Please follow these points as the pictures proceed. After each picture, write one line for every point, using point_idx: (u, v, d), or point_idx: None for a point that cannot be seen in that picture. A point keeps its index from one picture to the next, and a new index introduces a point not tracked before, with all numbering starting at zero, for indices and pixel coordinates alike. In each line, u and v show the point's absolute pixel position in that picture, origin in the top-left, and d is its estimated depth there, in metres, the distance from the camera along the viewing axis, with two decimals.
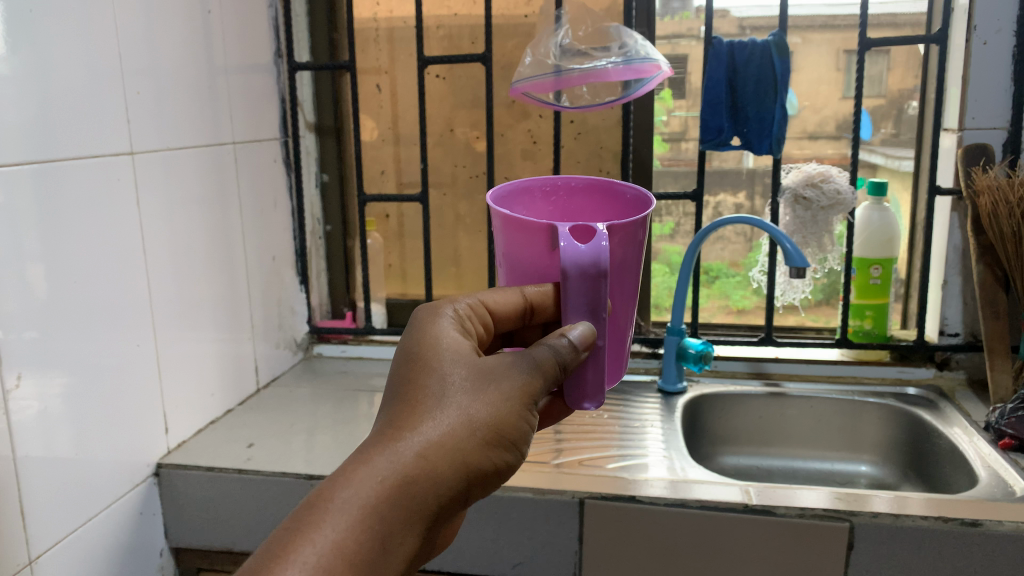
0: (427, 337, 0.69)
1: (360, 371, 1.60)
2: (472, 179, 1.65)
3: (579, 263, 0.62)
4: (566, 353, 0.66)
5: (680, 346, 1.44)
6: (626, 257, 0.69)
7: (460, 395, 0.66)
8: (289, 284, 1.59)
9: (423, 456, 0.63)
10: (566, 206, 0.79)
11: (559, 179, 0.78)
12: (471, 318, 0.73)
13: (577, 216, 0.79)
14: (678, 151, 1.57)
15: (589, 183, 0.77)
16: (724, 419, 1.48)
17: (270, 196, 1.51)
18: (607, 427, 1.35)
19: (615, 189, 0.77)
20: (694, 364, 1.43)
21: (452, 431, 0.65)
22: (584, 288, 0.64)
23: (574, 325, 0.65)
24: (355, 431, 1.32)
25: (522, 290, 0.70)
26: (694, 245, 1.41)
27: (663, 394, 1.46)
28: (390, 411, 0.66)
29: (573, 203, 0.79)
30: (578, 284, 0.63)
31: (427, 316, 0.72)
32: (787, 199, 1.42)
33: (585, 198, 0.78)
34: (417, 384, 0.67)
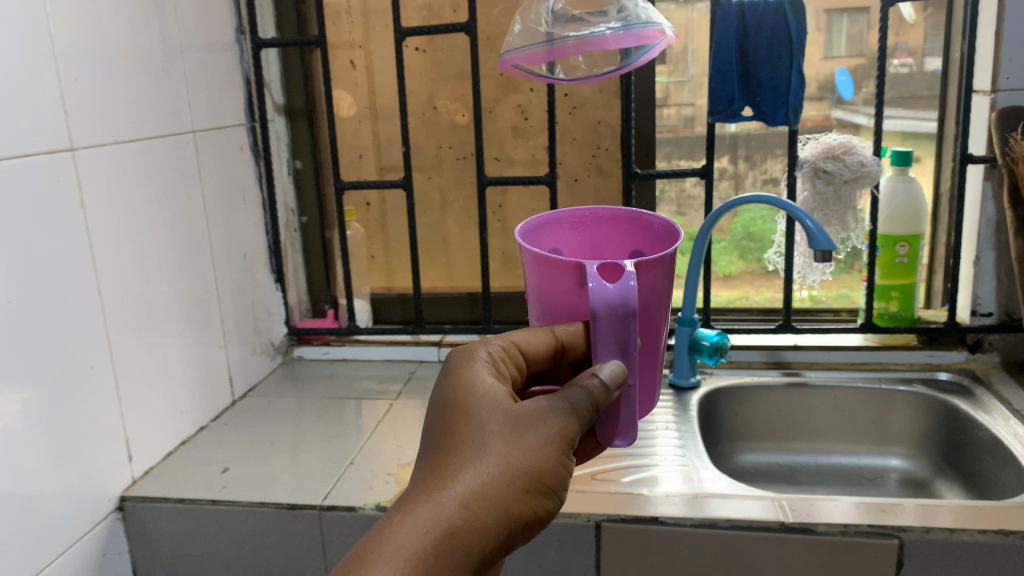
0: (466, 382, 0.74)
1: (345, 375, 1.47)
2: (459, 161, 1.52)
3: (609, 302, 0.67)
4: (598, 393, 0.70)
5: (693, 338, 1.32)
6: (655, 290, 0.73)
7: (499, 442, 0.70)
8: (264, 283, 1.45)
9: (466, 502, 0.67)
10: (593, 238, 0.91)
11: (587, 212, 0.91)
12: (505, 360, 0.79)
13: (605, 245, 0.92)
14: (660, 119, 1.45)
15: (614, 215, 0.91)
16: (743, 414, 1.37)
17: (237, 188, 1.37)
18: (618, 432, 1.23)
19: (640, 221, 0.89)
20: (709, 357, 1.30)
21: (493, 477, 0.69)
22: (615, 326, 0.68)
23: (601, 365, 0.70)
24: (343, 445, 1.19)
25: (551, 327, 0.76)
26: (707, 227, 1.29)
27: (675, 389, 1.35)
28: (434, 456, 0.71)
29: (602, 231, 0.92)
30: (608, 322, 0.68)
31: (465, 359, 0.77)
32: (806, 173, 1.29)
33: (611, 227, 0.91)
34: (458, 431, 0.71)
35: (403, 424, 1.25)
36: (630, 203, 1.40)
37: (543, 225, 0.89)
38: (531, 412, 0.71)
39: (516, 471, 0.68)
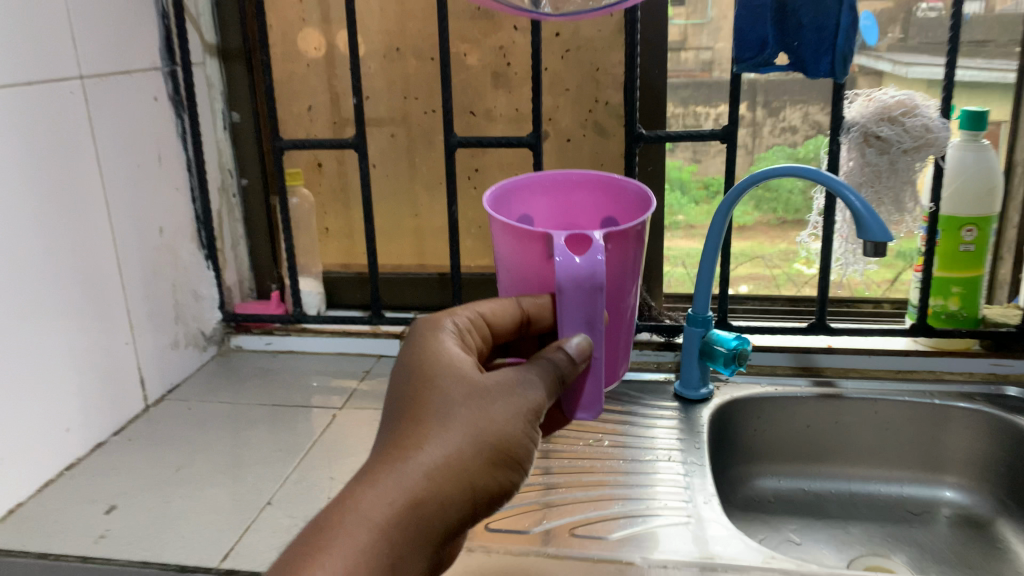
0: (430, 354, 0.75)
1: (290, 372, 1.24)
2: (427, 116, 1.25)
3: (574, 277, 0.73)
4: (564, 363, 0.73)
5: (705, 342, 1.08)
6: (621, 270, 0.78)
7: (465, 413, 0.71)
8: (189, 261, 1.21)
9: (431, 472, 0.67)
10: (566, 200, 0.86)
11: (558, 176, 0.84)
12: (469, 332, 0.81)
13: (577, 212, 0.86)
14: (678, 62, 1.20)
15: (586, 177, 0.84)
16: (764, 431, 1.14)
17: (149, 146, 1.12)
18: (610, 458, 0.98)
19: (615, 185, 0.83)
20: (725, 367, 1.06)
21: (458, 447, 0.69)
22: (579, 298, 0.74)
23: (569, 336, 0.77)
24: (266, 471, 0.96)
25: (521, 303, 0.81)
26: (728, 206, 1.03)
27: (682, 401, 1.11)
28: (399, 425, 0.71)
29: (574, 196, 0.86)
30: (574, 295, 0.74)
31: (429, 331, 0.79)
32: (854, 138, 1.02)
33: (584, 190, 0.85)
34: (423, 401, 0.72)
35: (346, 443, 1.02)
36: (634, 171, 1.13)
37: (513, 192, 0.84)
38: (498, 386, 0.73)
39: (481, 440, 0.69)
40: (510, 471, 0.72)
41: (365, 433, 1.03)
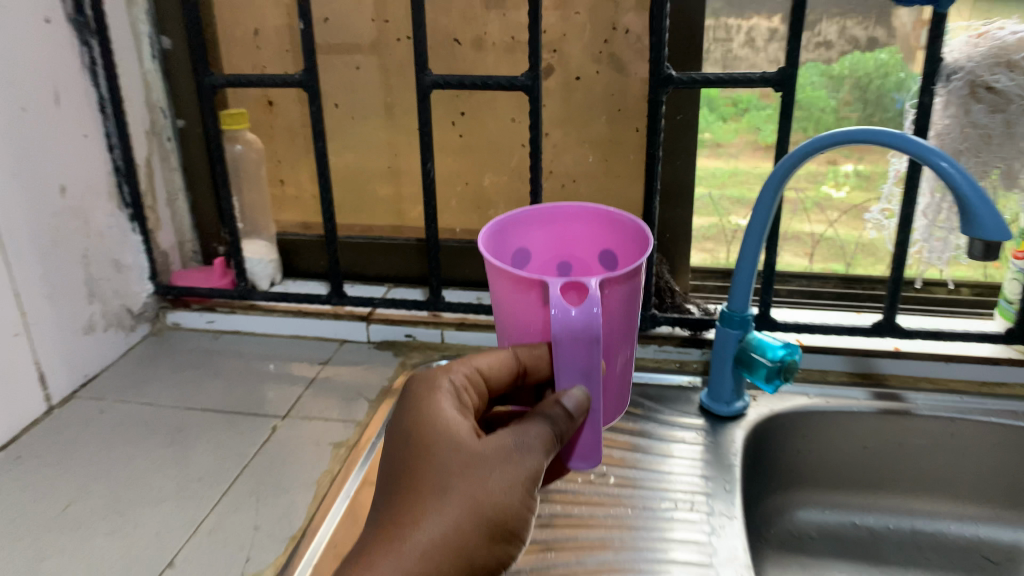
0: (427, 414, 0.66)
1: (233, 359, 1.03)
2: (401, 44, 0.99)
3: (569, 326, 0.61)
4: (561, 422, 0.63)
5: (740, 346, 0.86)
6: (617, 314, 0.65)
7: (463, 484, 0.62)
8: (105, 225, 0.98)
9: (426, 554, 0.59)
10: (563, 234, 0.68)
11: (554, 207, 0.67)
12: (469, 389, 0.70)
13: (577, 244, 0.69)
14: None
15: (587, 210, 0.67)
16: (808, 452, 0.93)
17: (41, 83, 0.87)
18: (616, 502, 0.77)
19: (615, 218, 0.66)
20: (766, 382, 0.83)
21: (457, 525, 0.60)
22: (573, 351, 0.62)
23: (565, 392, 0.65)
24: (176, 508, 0.76)
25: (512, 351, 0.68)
26: (767, 211, 0.79)
27: (710, 417, 0.90)
28: (392, 498, 0.62)
29: (569, 231, 0.68)
30: (570, 347, 0.62)
31: (426, 389, 0.69)
32: (958, 90, 0.76)
33: (584, 224, 0.67)
34: (419, 470, 0.63)
35: (284, 468, 0.81)
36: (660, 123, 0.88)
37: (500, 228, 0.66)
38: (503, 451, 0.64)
39: (480, 516, 0.60)
40: (508, 547, 0.63)
41: (307, 457, 0.83)
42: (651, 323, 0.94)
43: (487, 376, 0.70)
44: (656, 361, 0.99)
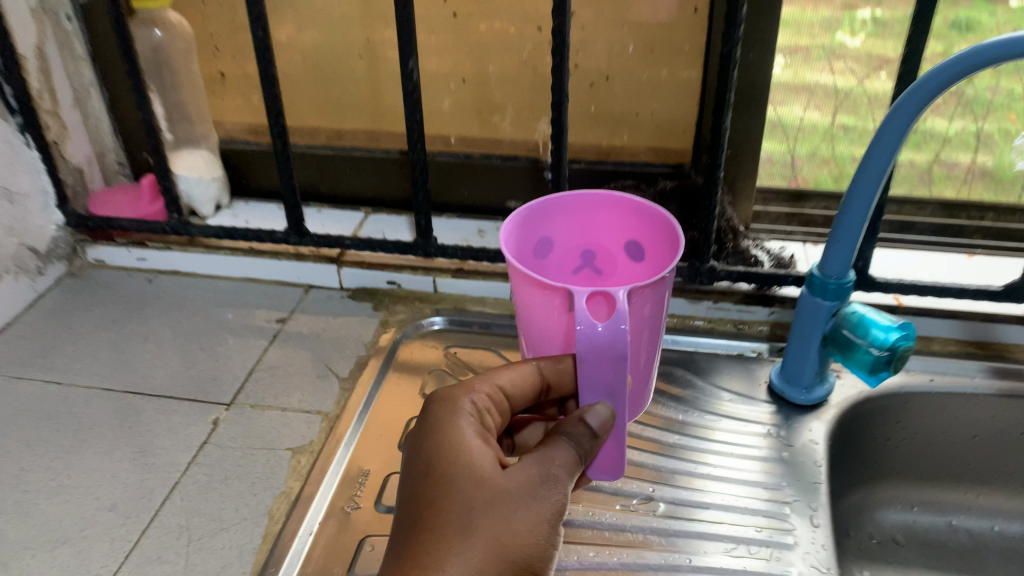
0: (436, 442, 0.45)
1: (170, 308, 0.81)
2: None
3: (593, 343, 0.44)
4: (588, 445, 0.46)
5: (832, 322, 0.64)
6: (648, 324, 0.48)
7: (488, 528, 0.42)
8: None
9: None
10: (583, 224, 0.53)
11: (574, 194, 0.51)
12: (491, 411, 0.48)
13: (599, 235, 0.53)
14: None
15: (613, 198, 0.51)
16: (900, 441, 0.73)
17: None
18: (670, 541, 0.58)
19: (645, 208, 0.50)
20: (872, 372, 0.62)
21: None
22: (598, 368, 0.45)
23: (588, 406, 0.46)
24: (78, 558, 0.56)
25: (534, 364, 0.48)
26: (888, 158, 0.56)
27: (781, 405, 0.70)
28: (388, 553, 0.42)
29: (594, 221, 0.52)
30: (592, 363, 0.45)
31: (436, 413, 0.47)
32: None
33: (608, 213, 0.52)
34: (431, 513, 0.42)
35: (225, 490, 0.61)
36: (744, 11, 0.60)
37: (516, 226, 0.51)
38: (532, 479, 0.44)
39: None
40: None
41: (257, 470, 0.63)
42: (709, 278, 0.72)
43: (510, 394, 0.48)
44: (707, 318, 0.77)
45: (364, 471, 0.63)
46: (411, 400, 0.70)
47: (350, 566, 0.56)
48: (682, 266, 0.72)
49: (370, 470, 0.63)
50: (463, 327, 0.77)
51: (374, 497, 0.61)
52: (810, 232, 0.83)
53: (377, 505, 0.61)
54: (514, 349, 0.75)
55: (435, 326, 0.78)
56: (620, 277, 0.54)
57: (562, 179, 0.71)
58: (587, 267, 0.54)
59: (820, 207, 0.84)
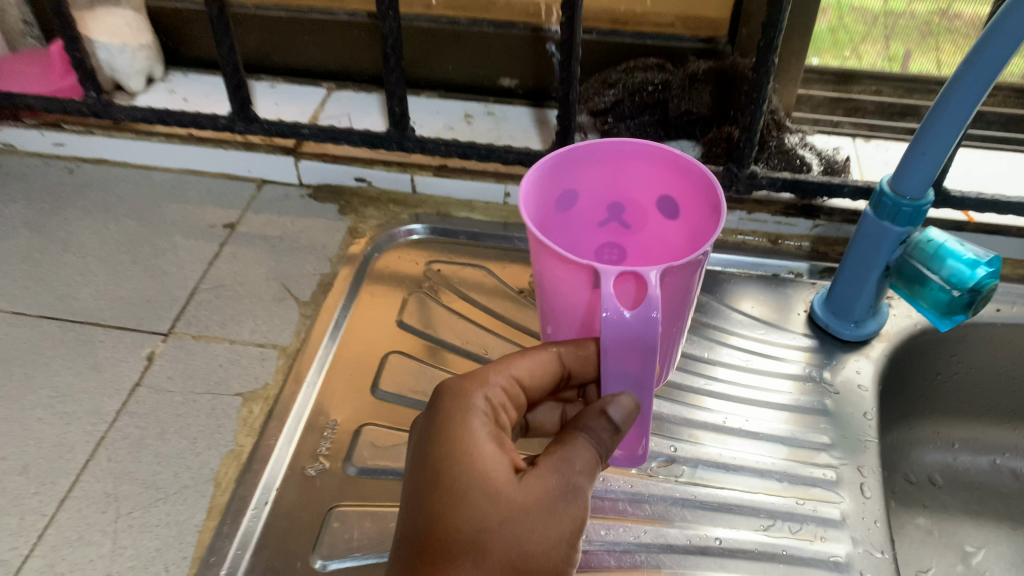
0: (439, 446, 0.35)
1: (93, 206, 0.68)
2: None
3: (619, 330, 0.32)
4: (604, 442, 0.35)
5: (899, 251, 0.53)
6: (686, 298, 0.37)
7: (501, 556, 0.33)
8: None
9: None
10: (610, 177, 0.40)
11: (599, 146, 0.38)
12: (507, 409, 0.37)
13: (628, 187, 0.41)
14: None
15: (647, 150, 0.39)
16: (952, 375, 0.64)
17: None
18: (695, 514, 0.49)
19: (685, 166, 0.38)
20: (944, 311, 0.51)
21: None
22: (625, 357, 0.33)
23: (610, 396, 0.35)
24: None
25: (556, 348, 0.37)
26: (1008, 51, 0.42)
27: (824, 339, 0.59)
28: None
29: (626, 172, 0.40)
30: (618, 352, 0.33)
31: (440, 410, 0.36)
32: None
33: (640, 166, 0.39)
34: (437, 534, 0.33)
35: (162, 448, 0.51)
36: None
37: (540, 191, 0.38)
38: (554, 494, 0.34)
39: None
40: None
41: (199, 423, 0.52)
42: (748, 186, 0.59)
43: (529, 386, 0.38)
44: (739, 228, 0.65)
45: (331, 422, 0.53)
46: (386, 330, 0.59)
47: (313, 546, 0.47)
48: (716, 170, 0.60)
49: (337, 421, 0.53)
50: (448, 237, 0.66)
51: (342, 457, 0.51)
52: (859, 123, 0.71)
53: (345, 467, 0.51)
54: (508, 265, 0.64)
55: (415, 235, 0.66)
56: (653, 233, 0.43)
57: (574, 91, 0.57)
58: (614, 222, 0.43)
59: (869, 92, 0.72)
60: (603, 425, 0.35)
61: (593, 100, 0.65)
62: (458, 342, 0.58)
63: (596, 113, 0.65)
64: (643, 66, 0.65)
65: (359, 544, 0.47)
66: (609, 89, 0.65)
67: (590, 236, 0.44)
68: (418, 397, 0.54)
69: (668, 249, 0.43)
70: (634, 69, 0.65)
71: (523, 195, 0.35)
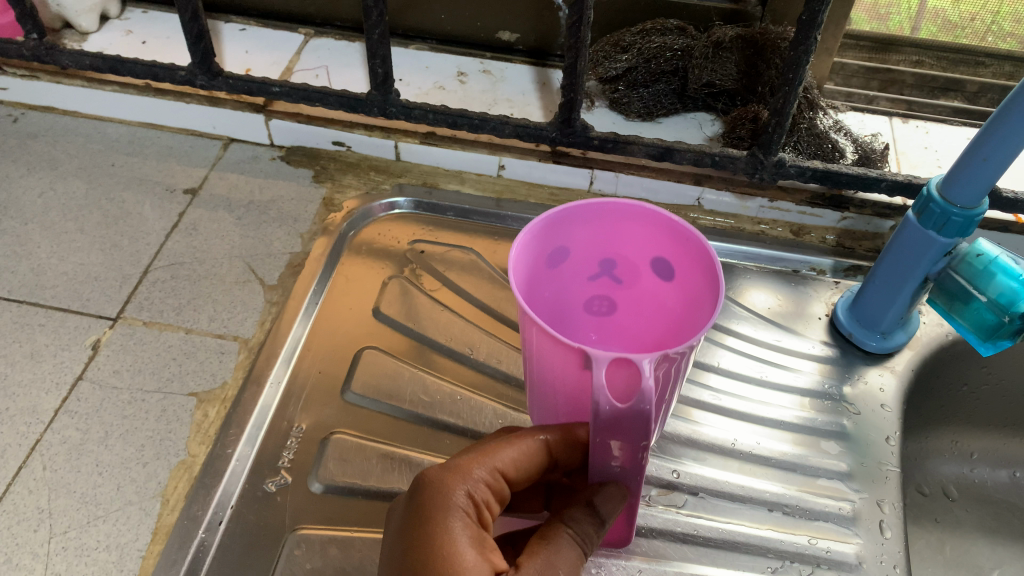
0: (413, 555, 0.29)
1: (38, 162, 0.60)
2: None
3: (607, 426, 0.27)
4: (590, 539, 0.30)
5: (942, 262, 0.46)
6: (676, 378, 0.32)
7: None
8: None
9: None
10: (603, 235, 0.37)
11: (589, 205, 0.35)
12: (490, 506, 0.32)
13: (623, 247, 0.37)
14: None
15: (640, 211, 0.35)
16: (985, 386, 0.58)
17: None
18: (699, 550, 0.44)
19: (682, 232, 0.34)
20: (988, 333, 0.45)
21: None
22: (613, 450, 0.29)
23: (596, 486, 0.31)
24: None
25: (543, 436, 0.33)
26: None
27: (847, 351, 0.54)
28: None
29: (620, 231, 0.36)
30: (605, 444, 0.29)
31: (414, 511, 0.30)
32: None
33: (634, 227, 0.36)
34: None
35: (104, 456, 0.45)
36: None
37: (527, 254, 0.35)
38: None
39: None
40: None
41: (147, 425, 0.47)
42: (773, 176, 0.52)
43: (515, 478, 0.33)
44: (754, 219, 0.60)
45: (295, 429, 0.47)
46: (360, 321, 0.52)
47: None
48: (739, 155, 0.53)
49: (302, 427, 0.47)
50: (434, 213, 0.59)
51: (307, 470, 0.45)
52: (896, 99, 0.64)
53: (310, 483, 0.44)
54: (500, 246, 0.57)
55: (397, 209, 0.59)
56: (647, 291, 0.39)
57: (582, 64, 0.48)
58: (606, 277, 0.39)
59: (909, 62, 0.66)
60: (588, 518, 0.31)
61: (603, 65, 0.59)
62: (440, 339, 0.52)
63: (605, 80, 0.59)
64: (662, 29, 0.58)
65: None
66: (621, 53, 0.58)
67: (579, 290, 0.39)
68: (394, 402, 0.48)
69: (663, 313, 0.39)
70: (651, 32, 0.58)
71: (511, 262, 0.32)
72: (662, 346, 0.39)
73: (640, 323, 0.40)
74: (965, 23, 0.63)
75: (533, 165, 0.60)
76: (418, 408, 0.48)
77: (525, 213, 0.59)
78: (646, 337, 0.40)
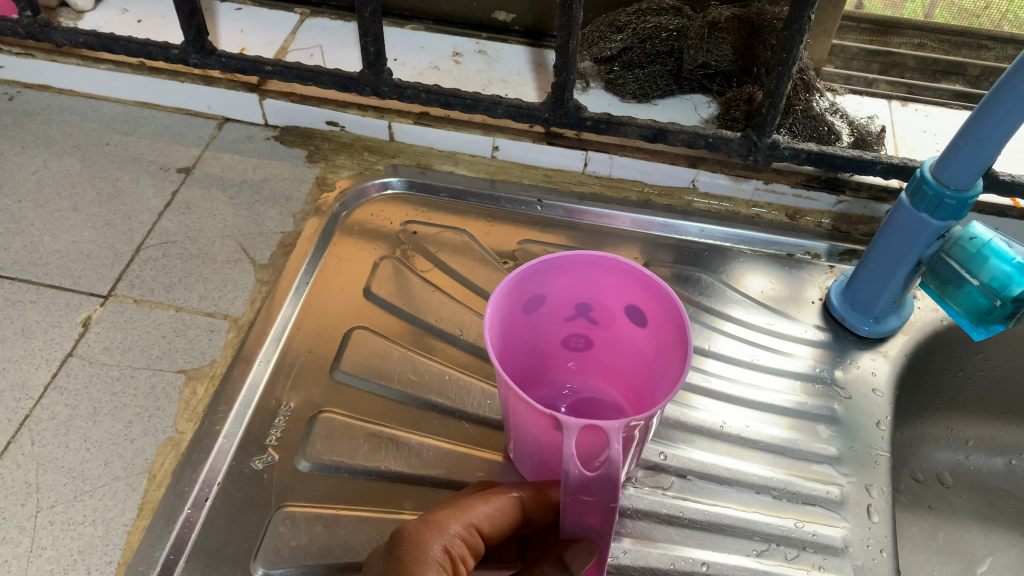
0: None
1: (33, 141, 0.60)
2: None
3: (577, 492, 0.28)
4: None
5: (935, 245, 0.46)
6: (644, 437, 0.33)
7: None
8: None
9: None
10: (579, 284, 0.37)
11: (564, 258, 0.35)
12: (467, 560, 0.32)
13: (598, 295, 0.38)
14: None
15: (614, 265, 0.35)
16: (981, 371, 0.58)
17: None
18: (683, 530, 0.44)
19: (654, 288, 0.35)
20: (982, 319, 0.44)
21: None
22: (583, 515, 0.29)
23: (568, 543, 0.30)
24: None
25: (517, 494, 0.33)
26: None
27: (840, 336, 0.53)
28: None
29: (595, 280, 0.37)
30: (576, 510, 0.29)
31: (392, 563, 0.31)
32: None
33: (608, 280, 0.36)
34: None
35: (93, 432, 0.45)
36: None
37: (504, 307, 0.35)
38: None
39: None
40: None
41: (136, 401, 0.47)
42: (767, 158, 0.52)
43: (490, 534, 0.33)
44: (750, 202, 0.60)
45: (283, 407, 0.47)
46: (350, 301, 0.52)
47: (254, 552, 0.41)
48: (733, 136, 0.52)
49: (290, 406, 0.47)
50: (428, 193, 0.59)
51: (294, 449, 0.45)
52: (896, 82, 0.64)
53: (297, 461, 0.44)
54: (493, 228, 0.57)
55: (390, 190, 0.59)
56: (622, 334, 0.39)
57: (574, 43, 0.47)
58: (582, 319, 0.39)
59: (911, 45, 0.65)
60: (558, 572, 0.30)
61: (599, 45, 0.59)
62: (430, 320, 0.52)
63: (601, 60, 0.59)
64: (657, 9, 0.58)
65: (305, 554, 0.41)
66: (616, 33, 0.58)
67: (557, 331, 0.40)
68: (383, 381, 0.48)
69: (636, 356, 0.39)
70: (647, 12, 0.58)
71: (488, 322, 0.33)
72: (637, 387, 0.40)
73: (615, 364, 0.41)
74: (980, 11, 0.62)
75: (528, 147, 0.60)
76: (406, 388, 0.48)
77: (519, 195, 0.59)
78: (622, 377, 0.41)
